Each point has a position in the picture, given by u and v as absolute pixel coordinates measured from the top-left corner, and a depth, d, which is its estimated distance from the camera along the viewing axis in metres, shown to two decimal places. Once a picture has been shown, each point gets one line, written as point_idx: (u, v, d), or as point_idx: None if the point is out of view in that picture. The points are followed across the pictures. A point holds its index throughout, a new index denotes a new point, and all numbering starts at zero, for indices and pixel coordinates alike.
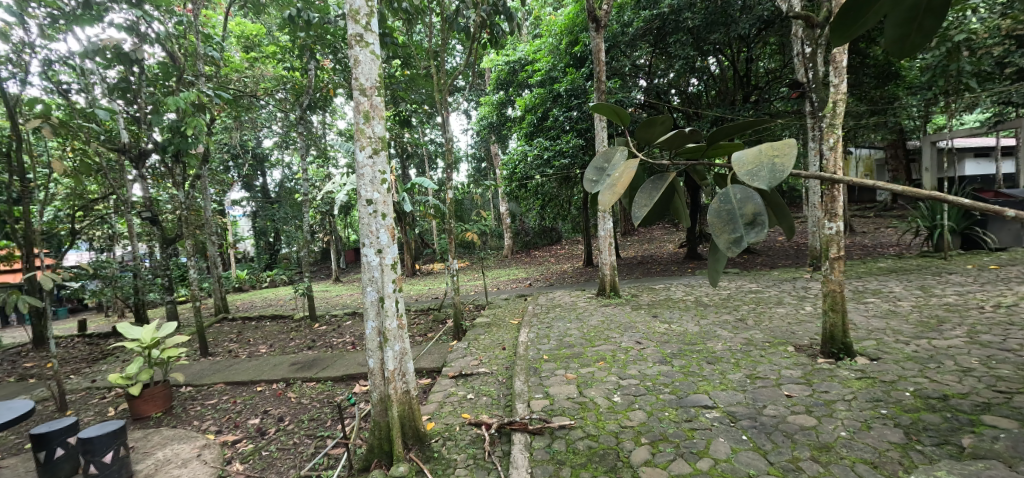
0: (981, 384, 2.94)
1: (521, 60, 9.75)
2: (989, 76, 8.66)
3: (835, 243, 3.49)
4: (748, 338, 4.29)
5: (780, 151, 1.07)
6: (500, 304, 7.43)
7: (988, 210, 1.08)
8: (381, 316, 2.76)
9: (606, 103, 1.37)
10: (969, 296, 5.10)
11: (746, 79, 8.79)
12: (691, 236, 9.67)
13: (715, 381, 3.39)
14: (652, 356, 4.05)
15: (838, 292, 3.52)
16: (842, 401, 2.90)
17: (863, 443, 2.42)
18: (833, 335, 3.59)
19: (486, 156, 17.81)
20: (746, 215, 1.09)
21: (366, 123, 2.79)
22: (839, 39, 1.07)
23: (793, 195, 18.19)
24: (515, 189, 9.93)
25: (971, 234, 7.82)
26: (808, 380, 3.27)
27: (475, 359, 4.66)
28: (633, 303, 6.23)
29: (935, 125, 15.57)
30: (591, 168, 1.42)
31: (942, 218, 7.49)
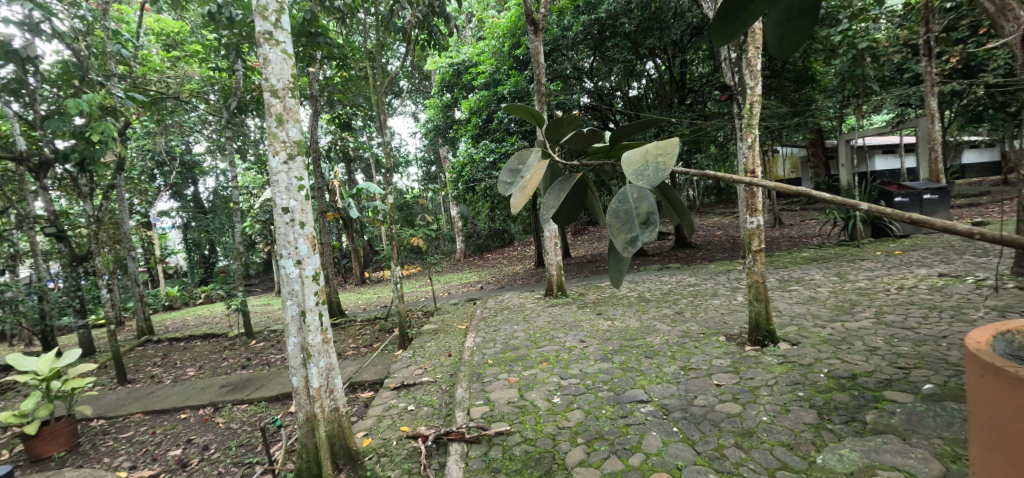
0: (884, 362, 3.20)
1: (465, 63, 9.70)
2: (888, 81, 9.61)
3: (757, 237, 3.68)
4: (685, 331, 4.46)
5: (665, 149, 1.07)
6: (448, 309, 7.29)
7: None
8: (304, 332, 2.60)
9: (517, 105, 1.32)
10: (877, 280, 5.59)
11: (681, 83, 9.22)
12: None
13: (652, 375, 3.47)
14: (594, 354, 4.11)
15: (761, 283, 3.72)
16: (765, 387, 3.05)
17: (782, 426, 2.55)
18: (758, 323, 3.79)
19: (436, 159, 17.58)
20: (640, 214, 1.08)
21: (279, 127, 2.61)
22: (721, 42, 1.11)
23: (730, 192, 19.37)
24: (463, 192, 9.85)
25: (880, 224, 8.59)
26: (735, 368, 3.42)
27: (419, 368, 4.53)
28: (580, 302, 6.32)
29: (848, 126, 17.14)
30: (504, 171, 1.38)
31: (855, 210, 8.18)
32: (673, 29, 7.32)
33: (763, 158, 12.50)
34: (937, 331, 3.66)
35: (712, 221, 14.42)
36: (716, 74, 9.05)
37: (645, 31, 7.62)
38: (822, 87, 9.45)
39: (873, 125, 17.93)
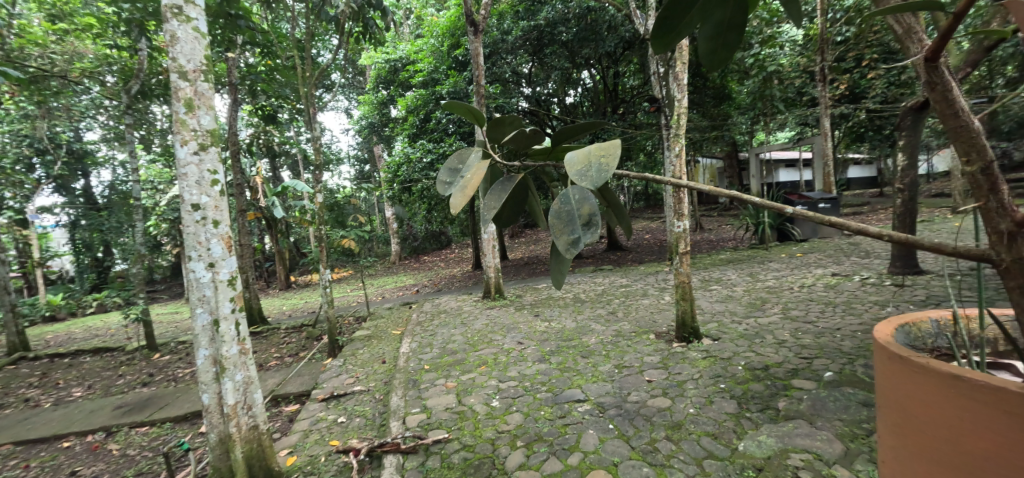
0: (791, 353, 3.55)
1: (402, 60, 9.44)
2: (790, 102, 10.80)
3: (684, 240, 3.92)
4: (618, 330, 4.64)
5: (606, 151, 1.07)
6: (382, 315, 6.98)
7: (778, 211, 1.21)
8: (217, 343, 2.33)
9: (457, 102, 1.27)
10: (783, 280, 6.22)
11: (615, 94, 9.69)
12: None
13: (588, 374, 3.56)
14: (532, 355, 4.14)
15: (687, 283, 3.97)
16: (691, 381, 3.24)
17: (707, 417, 2.72)
18: (684, 321, 4.04)
19: (371, 158, 16.91)
20: (582, 215, 1.07)
21: (189, 113, 2.32)
22: (658, 50, 1.15)
23: (656, 198, 20.69)
24: (399, 193, 9.53)
25: (784, 228, 9.56)
26: (665, 364, 3.61)
27: (350, 377, 4.27)
28: (517, 304, 6.36)
29: (757, 141, 19.01)
30: (444, 170, 1.33)
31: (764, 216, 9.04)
32: (608, 40, 7.74)
33: (686, 167, 13.47)
34: (831, 323, 4.13)
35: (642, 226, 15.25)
36: (646, 86, 9.60)
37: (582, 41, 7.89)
38: (737, 105, 10.38)
39: (777, 141, 20.07)
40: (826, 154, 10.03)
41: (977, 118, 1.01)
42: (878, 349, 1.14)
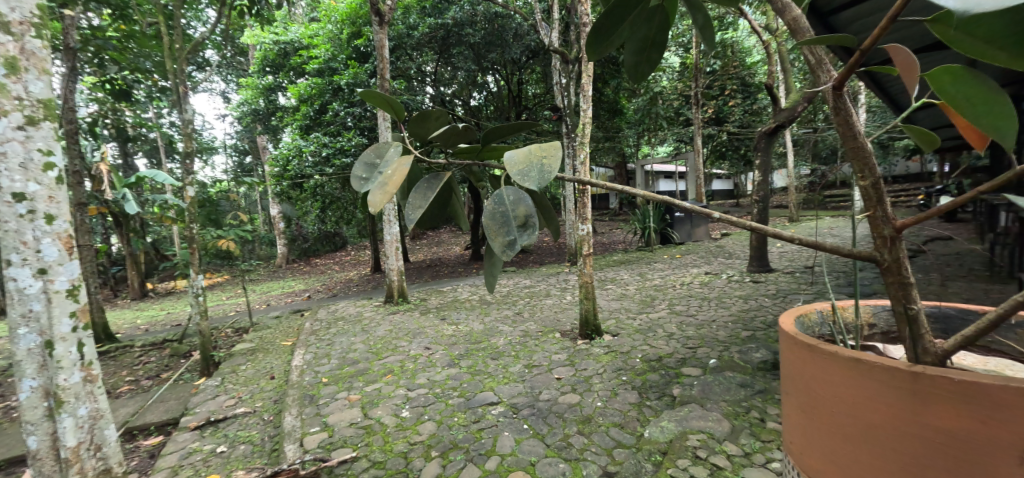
0: (679, 344, 3.97)
1: (294, 43, 8.60)
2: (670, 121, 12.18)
3: (587, 242, 4.15)
4: (525, 330, 4.75)
5: (546, 152, 1.04)
6: (268, 325, 6.21)
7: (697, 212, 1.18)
8: (49, 371, 1.85)
9: (376, 91, 1.11)
10: (666, 278, 6.97)
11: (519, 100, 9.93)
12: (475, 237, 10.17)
13: (499, 376, 3.57)
14: (441, 360, 4.03)
15: (590, 283, 4.21)
16: (597, 376, 3.44)
17: (614, 408, 2.90)
18: (587, 319, 4.28)
19: (252, 150, 15.07)
20: (518, 217, 1.05)
21: (11, 76, 1.79)
22: (591, 58, 1.18)
23: None
24: (288, 189, 8.61)
25: (665, 232, 10.67)
26: (571, 361, 3.78)
27: (230, 398, 3.71)
28: (422, 308, 6.15)
29: (641, 154, 21.15)
30: (361, 162, 1.18)
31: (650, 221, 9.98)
32: (513, 48, 7.89)
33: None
34: (707, 316, 4.73)
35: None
36: (548, 95, 9.99)
37: (488, 45, 7.95)
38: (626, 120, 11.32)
39: (656, 155, 22.56)
40: (698, 168, 11.47)
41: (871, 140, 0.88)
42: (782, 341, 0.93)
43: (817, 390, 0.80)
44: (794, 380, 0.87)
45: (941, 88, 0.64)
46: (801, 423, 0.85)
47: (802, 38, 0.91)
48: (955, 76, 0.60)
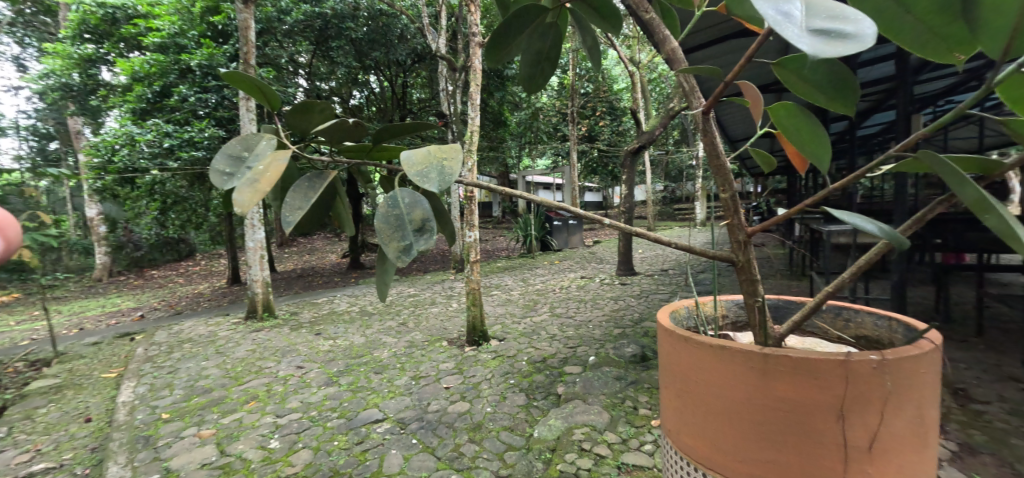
0: (561, 345, 4.19)
1: (127, 9, 7.08)
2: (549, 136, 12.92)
3: (476, 246, 3.57)
4: (411, 341, 4.02)
5: (447, 153, 1.00)
6: (80, 355, 4.90)
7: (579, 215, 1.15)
8: None
9: (242, 73, 0.95)
10: (549, 282, 7.34)
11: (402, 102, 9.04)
12: (354, 245, 9.39)
13: (384, 390, 3.17)
14: (317, 379, 3.51)
15: (478, 288, 3.58)
16: (485, 379, 3.06)
17: (503, 412, 2.64)
18: (476, 326, 3.60)
19: (57, 133, 11.88)
20: (414, 221, 1.00)
21: None
22: (489, 60, 1.19)
23: None
24: (111, 185, 6.94)
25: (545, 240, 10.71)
26: (460, 367, 3.27)
27: (23, 453, 2.83)
28: (293, 323, 5.43)
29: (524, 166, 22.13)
30: (224, 153, 0.98)
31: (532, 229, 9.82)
32: (397, 51, 7.58)
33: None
34: (584, 317, 5.13)
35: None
36: (433, 102, 9.47)
37: (371, 43, 7.41)
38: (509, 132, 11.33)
39: (537, 168, 23.86)
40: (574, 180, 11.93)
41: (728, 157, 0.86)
42: (661, 335, 0.96)
43: (689, 379, 0.84)
44: (666, 368, 0.92)
45: (777, 120, 0.79)
46: (674, 407, 0.90)
47: (677, 67, 0.92)
48: (786, 112, 0.75)
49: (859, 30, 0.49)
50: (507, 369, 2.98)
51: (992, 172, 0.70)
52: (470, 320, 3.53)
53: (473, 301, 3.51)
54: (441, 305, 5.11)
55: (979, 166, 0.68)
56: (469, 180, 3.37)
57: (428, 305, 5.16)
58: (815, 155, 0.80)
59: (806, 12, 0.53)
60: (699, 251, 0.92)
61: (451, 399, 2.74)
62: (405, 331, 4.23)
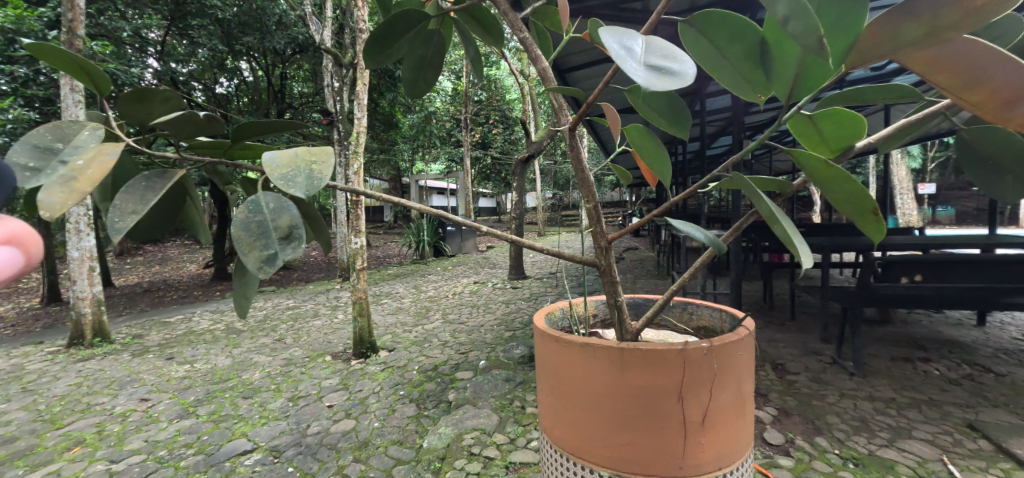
0: None
1: None
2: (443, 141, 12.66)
3: (362, 256, 3.22)
4: (289, 357, 3.55)
5: (318, 157, 0.90)
6: None
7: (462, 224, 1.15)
8: None
9: (50, 44, 0.75)
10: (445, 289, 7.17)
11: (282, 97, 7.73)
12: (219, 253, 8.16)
13: (254, 417, 2.60)
14: (167, 413, 2.81)
15: (365, 298, 3.29)
16: (373, 394, 2.69)
17: (392, 425, 2.31)
18: (361, 337, 3.30)
19: None
20: (280, 228, 0.90)
21: None
22: (369, 62, 1.14)
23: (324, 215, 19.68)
24: None
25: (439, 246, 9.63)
26: (345, 383, 2.91)
27: None
28: (136, 347, 4.41)
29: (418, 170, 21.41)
30: (25, 144, 0.77)
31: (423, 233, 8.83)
32: (274, 36, 6.28)
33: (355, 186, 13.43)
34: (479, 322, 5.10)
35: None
36: (317, 97, 8.02)
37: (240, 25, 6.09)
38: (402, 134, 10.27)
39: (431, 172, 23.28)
40: (467, 188, 11.42)
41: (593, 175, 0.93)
42: (537, 335, 1.01)
43: (560, 375, 0.89)
44: (543, 368, 0.96)
45: (631, 139, 0.87)
46: (550, 405, 0.94)
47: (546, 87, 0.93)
48: (636, 133, 0.84)
49: (683, 69, 0.56)
50: (397, 381, 2.84)
51: (787, 192, 0.87)
52: (356, 332, 3.29)
53: (359, 311, 3.29)
54: (325, 318, 4.66)
55: (776, 187, 0.83)
56: (355, 183, 3.17)
57: (309, 318, 4.68)
58: (662, 172, 0.91)
59: (645, 49, 0.60)
60: (565, 257, 0.96)
61: (335, 418, 2.45)
62: (281, 348, 3.77)
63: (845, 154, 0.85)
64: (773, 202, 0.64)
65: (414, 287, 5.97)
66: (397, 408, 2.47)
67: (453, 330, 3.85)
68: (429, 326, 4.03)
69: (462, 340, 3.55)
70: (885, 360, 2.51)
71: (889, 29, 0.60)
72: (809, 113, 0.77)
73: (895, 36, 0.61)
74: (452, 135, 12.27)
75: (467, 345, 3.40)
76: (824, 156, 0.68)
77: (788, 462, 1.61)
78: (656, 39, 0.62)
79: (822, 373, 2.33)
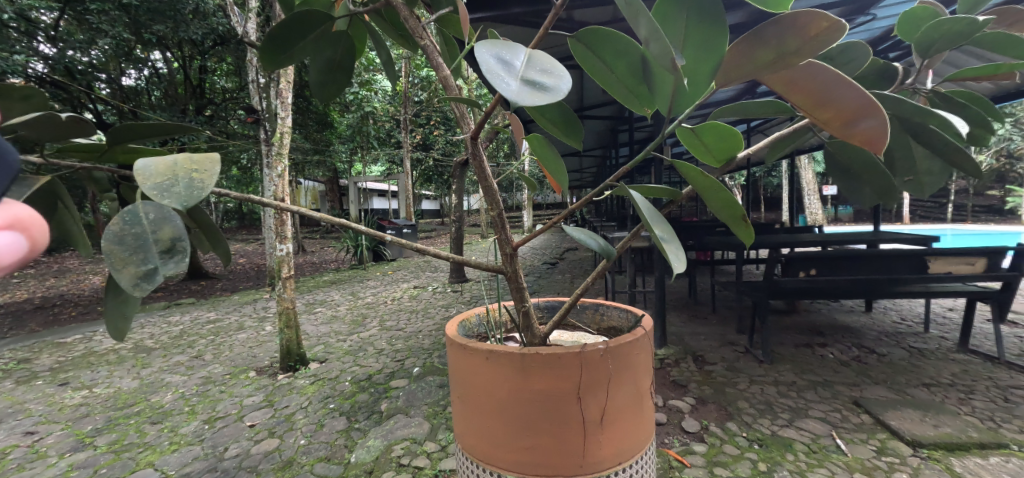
0: None
1: None
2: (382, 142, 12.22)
3: (287, 264, 3.04)
4: (206, 375, 3.25)
5: (199, 165, 0.78)
6: None
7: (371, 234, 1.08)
8: None
9: None
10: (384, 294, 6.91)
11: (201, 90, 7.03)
12: None
13: (163, 444, 2.31)
14: (58, 447, 2.39)
15: (292, 309, 3.11)
16: (301, 410, 2.55)
17: (319, 441, 2.18)
18: (289, 349, 3.11)
19: None
20: (158, 240, 0.70)
21: None
22: (268, 64, 1.08)
23: (252, 219, 18.24)
24: None
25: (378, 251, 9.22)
26: (269, 400, 2.72)
27: None
28: (25, 372, 3.76)
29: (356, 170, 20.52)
30: None
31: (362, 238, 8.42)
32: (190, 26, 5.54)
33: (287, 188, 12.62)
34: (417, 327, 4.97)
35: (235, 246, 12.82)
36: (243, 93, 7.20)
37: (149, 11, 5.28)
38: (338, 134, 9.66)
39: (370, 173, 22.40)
40: (409, 189, 11.18)
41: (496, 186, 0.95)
42: (449, 342, 0.99)
43: (469, 382, 0.89)
44: (454, 378, 0.96)
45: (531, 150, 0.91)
46: (460, 413, 0.94)
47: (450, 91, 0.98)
48: (536, 144, 0.87)
49: (556, 84, 0.57)
50: (327, 394, 2.71)
51: (676, 199, 0.93)
52: (283, 344, 3.10)
53: (286, 323, 3.10)
54: (251, 331, 4.34)
55: (664, 194, 0.89)
56: (280, 187, 2.99)
57: (232, 332, 4.34)
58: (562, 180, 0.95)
59: (525, 62, 0.61)
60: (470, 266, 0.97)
61: (257, 439, 2.27)
62: (199, 365, 3.46)
63: (727, 165, 0.92)
64: (647, 211, 0.68)
65: (349, 294, 5.71)
66: (326, 423, 2.35)
67: (390, 338, 3.74)
68: (364, 335, 3.88)
69: (399, 348, 3.46)
70: (790, 347, 2.77)
71: (744, 53, 0.66)
72: (690, 126, 0.83)
73: (749, 61, 0.67)
74: (392, 135, 11.91)
75: (403, 353, 3.32)
76: (697, 166, 0.73)
77: (702, 448, 1.73)
78: (539, 53, 0.63)
79: (736, 362, 2.53)
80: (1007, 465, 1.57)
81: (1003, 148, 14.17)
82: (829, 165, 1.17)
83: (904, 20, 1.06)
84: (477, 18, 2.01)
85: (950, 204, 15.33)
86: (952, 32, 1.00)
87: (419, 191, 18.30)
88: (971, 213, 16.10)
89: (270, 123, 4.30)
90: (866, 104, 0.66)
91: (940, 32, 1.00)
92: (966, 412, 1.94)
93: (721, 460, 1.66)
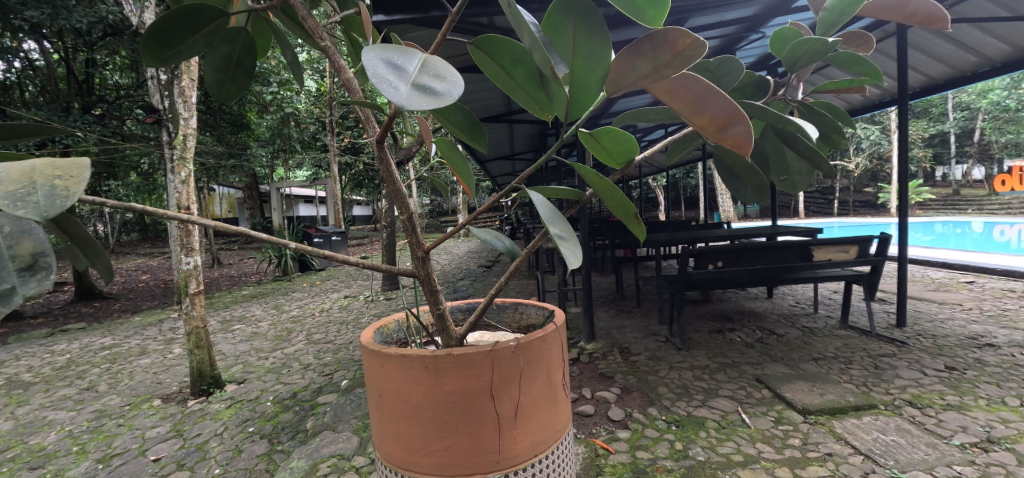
0: None
1: None
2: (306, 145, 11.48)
3: (195, 278, 2.76)
4: (100, 408, 2.87)
5: (61, 169, 0.60)
6: None
7: (271, 241, 0.94)
8: None
9: None
10: None
11: (88, 87, 6.19)
12: None
13: None
14: None
15: (202, 328, 2.83)
16: (215, 437, 2.33)
17: (237, 470, 2.01)
18: (201, 371, 2.84)
19: None
20: (7, 253, 0.56)
21: None
22: (150, 61, 1.00)
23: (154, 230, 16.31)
24: None
25: (304, 260, 8.58)
26: (177, 430, 2.46)
27: None
28: None
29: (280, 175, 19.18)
30: None
31: (287, 249, 7.88)
32: (73, 13, 4.81)
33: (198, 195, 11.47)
34: None
35: (134, 262, 11.40)
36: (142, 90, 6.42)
37: None
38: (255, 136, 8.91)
39: (295, 178, 21.04)
40: (338, 194, 10.66)
41: (409, 199, 0.97)
42: (364, 348, 0.96)
43: (385, 387, 0.87)
44: (368, 385, 0.94)
45: (441, 151, 1.02)
46: (375, 421, 0.93)
47: (354, 96, 0.99)
48: (445, 145, 0.97)
49: (447, 90, 0.59)
50: (246, 417, 2.52)
51: (582, 199, 0.99)
52: (193, 367, 2.83)
53: (196, 343, 2.83)
54: (156, 355, 3.91)
55: (569, 197, 0.95)
56: (184, 194, 2.73)
57: (132, 358, 3.86)
58: (470, 182, 1.05)
59: (418, 68, 0.61)
60: (382, 271, 0.97)
61: (163, 474, 2.04)
62: (91, 398, 3.05)
63: (625, 166, 0.99)
64: (546, 213, 0.72)
65: (272, 308, 5.33)
66: (244, 448, 2.18)
67: (317, 351, 3.54)
68: (289, 350, 3.64)
69: (327, 361, 3.29)
70: (705, 334, 3.02)
71: (628, 64, 0.71)
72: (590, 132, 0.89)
73: (632, 71, 0.73)
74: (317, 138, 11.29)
75: (332, 366, 3.16)
76: (594, 169, 0.78)
77: (625, 434, 1.84)
78: (434, 59, 0.64)
79: (657, 351, 2.71)
80: (876, 422, 1.84)
81: (874, 151, 16.56)
82: (719, 166, 1.29)
83: (774, 37, 1.18)
84: (395, 20, 1.98)
85: (836, 200, 17.58)
86: (812, 50, 1.12)
87: (350, 196, 17.52)
88: (852, 208, 18.58)
89: (173, 124, 3.88)
90: (735, 113, 0.73)
91: (802, 50, 1.11)
92: (846, 379, 2.23)
93: (643, 444, 1.77)
